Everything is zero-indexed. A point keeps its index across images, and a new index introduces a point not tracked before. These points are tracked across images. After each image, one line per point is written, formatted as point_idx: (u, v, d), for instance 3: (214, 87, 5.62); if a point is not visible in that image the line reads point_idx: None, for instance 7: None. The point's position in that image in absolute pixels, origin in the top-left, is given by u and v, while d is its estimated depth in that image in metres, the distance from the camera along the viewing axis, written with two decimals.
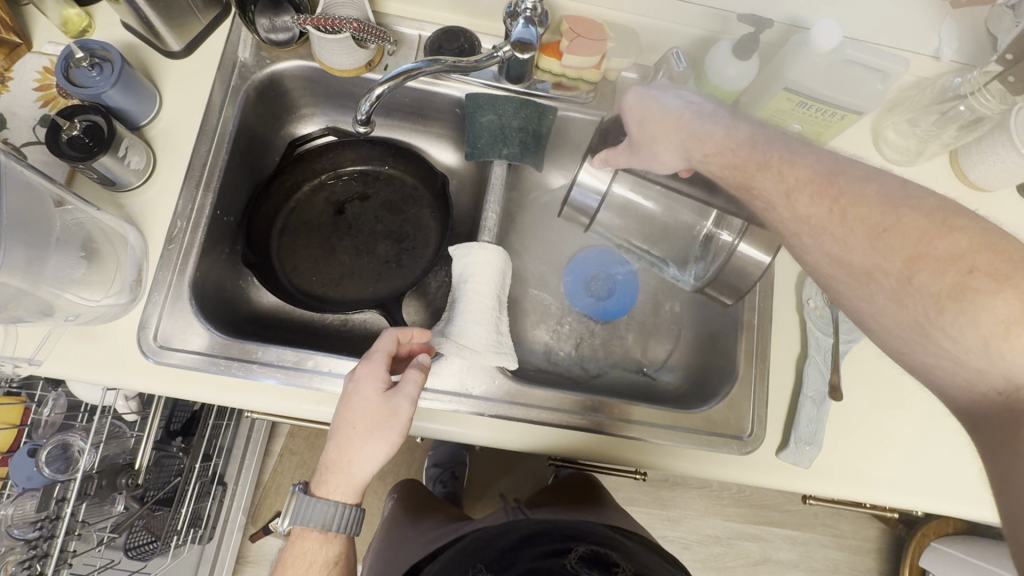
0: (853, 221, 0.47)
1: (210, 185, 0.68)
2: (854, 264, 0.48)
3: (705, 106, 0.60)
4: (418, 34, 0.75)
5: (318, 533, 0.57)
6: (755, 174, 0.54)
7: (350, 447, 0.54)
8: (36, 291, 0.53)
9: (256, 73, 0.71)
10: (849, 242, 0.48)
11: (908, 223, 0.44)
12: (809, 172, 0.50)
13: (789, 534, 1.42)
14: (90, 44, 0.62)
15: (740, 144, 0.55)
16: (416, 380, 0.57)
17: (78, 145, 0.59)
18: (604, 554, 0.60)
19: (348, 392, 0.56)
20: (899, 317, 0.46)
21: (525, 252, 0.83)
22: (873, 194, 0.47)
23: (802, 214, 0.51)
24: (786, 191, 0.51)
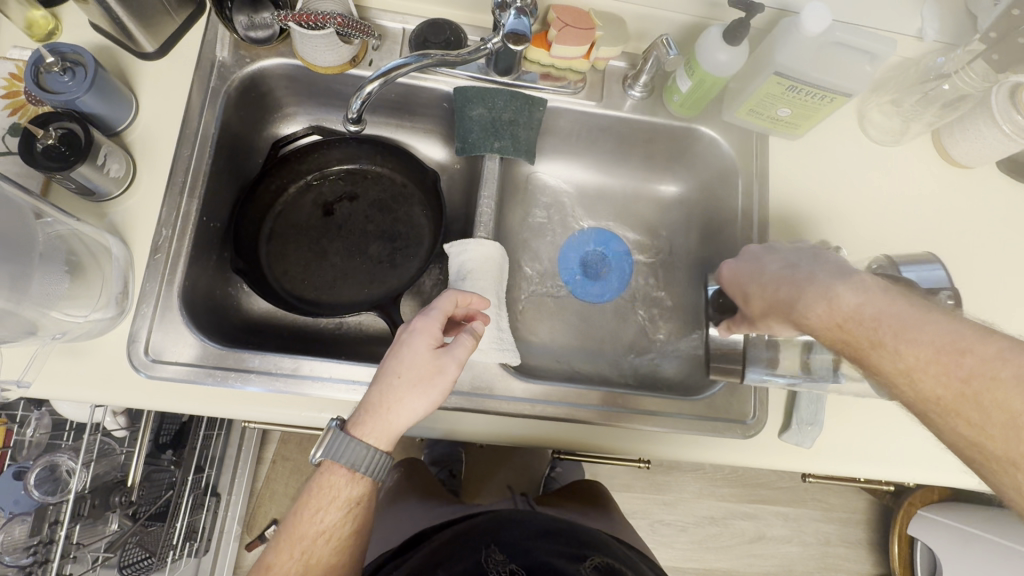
0: (992, 410, 0.39)
1: (194, 191, 0.66)
2: (996, 453, 0.39)
3: (806, 261, 0.55)
4: (401, 27, 0.73)
5: (346, 470, 0.55)
6: (867, 348, 0.46)
7: (394, 395, 0.54)
8: (19, 310, 0.51)
9: (236, 73, 0.69)
10: (987, 431, 0.39)
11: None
12: (929, 350, 0.42)
13: (782, 510, 1.45)
14: (60, 47, 0.59)
15: (843, 316, 0.47)
16: (466, 345, 0.57)
17: (53, 155, 0.56)
18: (614, 566, 0.60)
19: (400, 342, 0.56)
20: None
21: (519, 246, 0.82)
22: (1012, 380, 0.38)
23: (926, 396, 0.42)
24: (906, 369, 0.43)
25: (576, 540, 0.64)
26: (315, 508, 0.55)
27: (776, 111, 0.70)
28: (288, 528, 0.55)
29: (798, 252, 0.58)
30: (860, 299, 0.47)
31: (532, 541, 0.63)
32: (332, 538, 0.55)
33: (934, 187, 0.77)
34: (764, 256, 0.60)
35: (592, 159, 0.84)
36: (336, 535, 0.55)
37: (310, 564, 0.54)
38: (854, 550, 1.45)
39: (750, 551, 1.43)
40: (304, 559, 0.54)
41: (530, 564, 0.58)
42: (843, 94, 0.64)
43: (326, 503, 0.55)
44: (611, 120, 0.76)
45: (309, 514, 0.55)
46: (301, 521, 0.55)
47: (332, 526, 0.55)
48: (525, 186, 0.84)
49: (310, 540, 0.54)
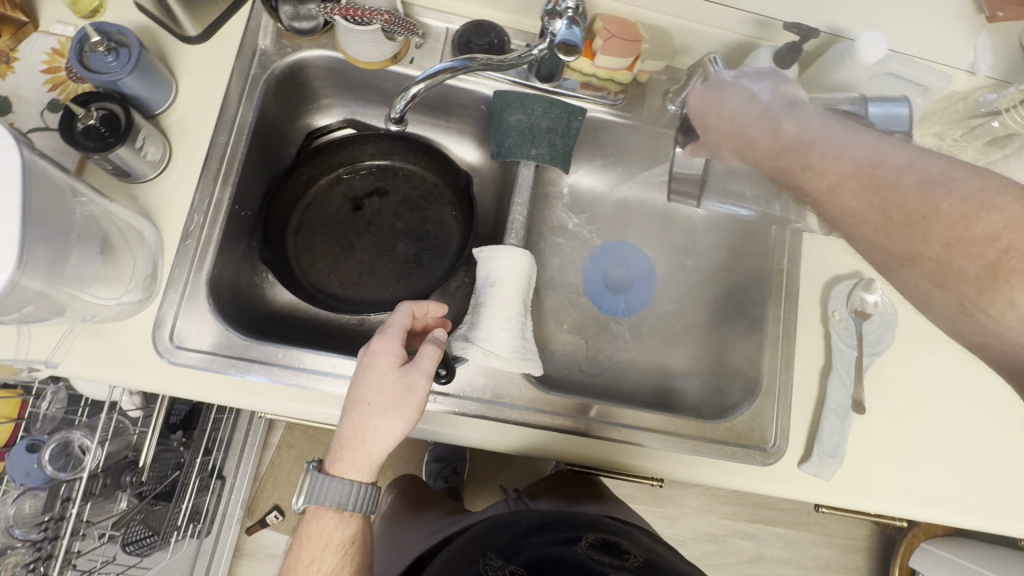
0: (891, 213, 0.44)
1: (228, 178, 0.65)
2: (894, 250, 0.45)
3: (761, 96, 0.59)
4: (445, 27, 0.72)
5: (332, 512, 0.55)
6: (800, 172, 0.52)
7: (366, 422, 0.53)
8: (56, 293, 0.51)
9: (277, 62, 0.68)
10: (890, 233, 0.45)
11: (944, 205, 0.41)
12: (847, 167, 0.48)
13: (783, 532, 1.44)
14: (106, 26, 0.58)
15: (784, 144, 0.54)
16: (432, 355, 0.56)
17: (94, 135, 0.56)
18: (611, 541, 0.63)
19: (362, 367, 0.55)
20: (946, 300, 0.42)
21: (545, 254, 0.81)
22: (912, 183, 0.44)
23: (846, 210, 0.48)
24: (829, 189, 0.49)
25: (571, 523, 0.66)
26: (309, 558, 0.55)
27: None
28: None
29: (758, 80, 0.61)
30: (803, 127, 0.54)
31: (525, 537, 0.63)
32: None
33: None
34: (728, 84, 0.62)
35: (625, 170, 0.83)
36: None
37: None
38: None
39: (748, 571, 1.43)
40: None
41: (528, 557, 0.60)
42: None
43: (319, 549, 0.55)
44: (649, 133, 0.75)
45: (304, 567, 0.54)
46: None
47: (331, 572, 0.55)
48: (555, 193, 0.83)
49: None
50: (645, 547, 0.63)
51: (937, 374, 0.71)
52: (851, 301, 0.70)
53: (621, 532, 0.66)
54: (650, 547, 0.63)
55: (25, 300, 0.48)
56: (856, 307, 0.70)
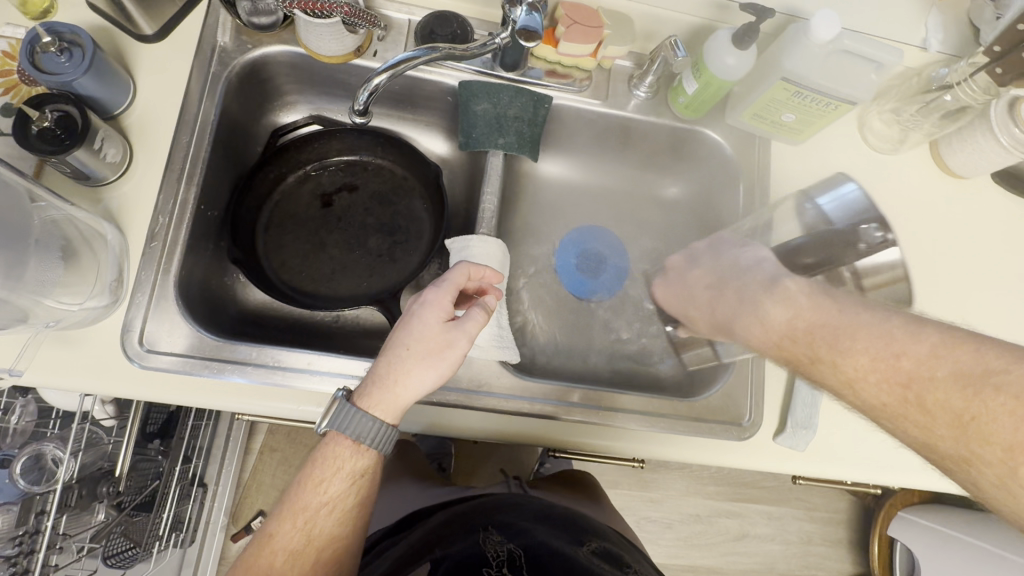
0: (935, 411, 0.42)
1: (192, 178, 0.64)
2: (947, 452, 0.42)
3: (733, 273, 0.64)
4: (407, 18, 0.72)
5: (351, 443, 0.57)
6: (818, 354, 0.51)
7: (404, 367, 0.55)
8: (14, 299, 0.50)
9: (237, 59, 0.67)
10: (937, 432, 0.42)
11: (993, 406, 0.39)
12: (866, 359, 0.47)
13: (765, 509, 1.47)
14: (58, 26, 0.57)
15: (780, 334, 0.55)
16: (477, 320, 0.59)
17: (49, 138, 0.55)
18: (614, 552, 0.63)
19: (411, 315, 0.58)
20: (1010, 505, 0.39)
21: (518, 243, 0.82)
22: (946, 378, 0.42)
23: (875, 402, 0.46)
24: (850, 379, 0.48)
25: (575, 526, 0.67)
26: (320, 478, 0.57)
27: (781, 116, 0.70)
28: (296, 495, 0.57)
29: (722, 255, 0.67)
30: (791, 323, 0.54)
31: (529, 522, 0.65)
32: (335, 509, 0.57)
33: (931, 197, 0.78)
34: (694, 265, 0.70)
35: (594, 159, 0.84)
36: (339, 506, 0.57)
37: (311, 534, 0.56)
38: (835, 549, 1.48)
39: (733, 549, 1.45)
40: (304, 529, 0.55)
41: (528, 540, 0.61)
42: (847, 102, 0.64)
43: (329, 474, 0.57)
44: (616, 120, 0.76)
45: (314, 484, 0.57)
46: (305, 491, 0.56)
47: (337, 496, 0.57)
48: (526, 183, 0.83)
49: (313, 510, 0.56)
50: (644, 564, 0.63)
51: None
52: None
53: (622, 546, 0.66)
54: (640, 560, 0.64)
55: None
56: None
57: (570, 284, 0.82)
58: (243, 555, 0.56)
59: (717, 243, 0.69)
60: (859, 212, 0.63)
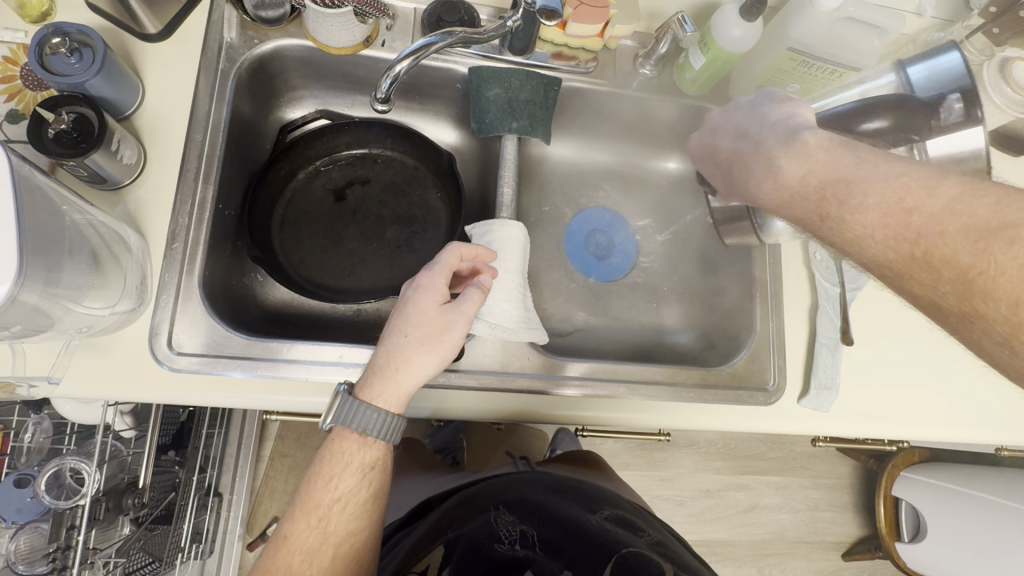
0: (940, 267, 0.42)
1: (209, 177, 0.63)
2: (952, 308, 0.42)
3: (756, 128, 0.58)
4: (413, 7, 0.72)
5: (357, 435, 0.55)
6: (830, 207, 0.49)
7: (403, 355, 0.54)
8: (53, 304, 0.49)
9: (244, 55, 0.66)
10: (942, 289, 0.42)
11: (1003, 260, 0.39)
12: (876, 215, 0.46)
13: (773, 480, 1.50)
14: (66, 26, 0.56)
15: (792, 191, 0.52)
16: (474, 300, 0.58)
17: (66, 141, 0.54)
18: (627, 517, 0.64)
19: (406, 299, 0.57)
20: (1012, 361, 0.40)
21: (533, 227, 0.82)
22: (957, 233, 0.41)
23: (881, 260, 0.46)
24: (858, 237, 0.47)
25: (591, 497, 0.68)
26: (329, 475, 0.55)
27: (786, 86, 0.72)
28: (305, 495, 0.54)
29: (752, 111, 0.60)
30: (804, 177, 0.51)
31: (540, 496, 0.65)
32: (349, 503, 0.55)
33: None
34: (722, 120, 0.63)
35: (601, 140, 0.85)
36: (353, 501, 0.55)
37: (327, 532, 0.54)
38: (839, 513, 1.53)
39: (744, 521, 1.48)
40: (320, 527, 0.53)
41: (541, 518, 0.61)
42: (853, 69, 0.67)
43: (339, 469, 0.55)
44: (623, 98, 0.77)
45: (323, 482, 0.54)
46: (315, 490, 0.54)
47: (349, 492, 0.54)
48: (536, 167, 0.84)
49: (326, 508, 0.54)
50: (657, 527, 0.64)
51: None
52: None
53: (634, 511, 0.67)
54: (655, 525, 0.65)
55: (22, 314, 0.46)
56: None
57: (588, 270, 0.83)
58: (257, 564, 0.54)
59: (759, 100, 0.61)
60: (950, 82, 0.53)
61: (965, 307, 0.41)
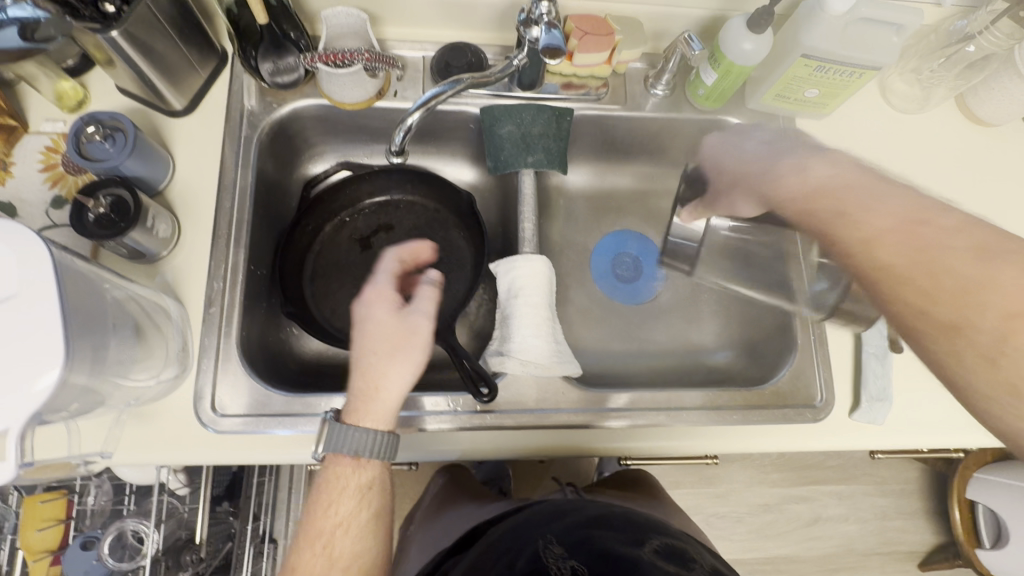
0: (941, 281, 0.45)
1: (239, 241, 0.66)
2: (937, 316, 0.45)
3: (748, 152, 0.65)
4: (422, 56, 0.74)
5: (351, 458, 0.53)
6: (829, 218, 0.53)
7: (378, 367, 0.54)
8: (100, 384, 0.51)
9: (264, 120, 0.69)
10: (932, 304, 0.45)
11: (1002, 279, 0.43)
12: (889, 220, 0.49)
13: (834, 490, 1.44)
14: (98, 115, 0.59)
15: (813, 188, 0.56)
16: (429, 296, 0.59)
17: (106, 223, 0.57)
18: (677, 548, 0.62)
19: (364, 319, 0.58)
20: (982, 380, 0.43)
21: (557, 256, 0.82)
22: (965, 247, 0.45)
23: (879, 264, 0.49)
24: (866, 239, 0.50)
25: (634, 526, 0.66)
26: (327, 502, 0.52)
27: (804, 92, 0.71)
28: (308, 524, 0.52)
29: (739, 138, 0.68)
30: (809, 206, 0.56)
31: (586, 529, 0.64)
32: (351, 527, 0.52)
33: (963, 150, 0.79)
34: (726, 144, 0.68)
35: (619, 164, 0.84)
36: (355, 523, 0.52)
37: (333, 557, 0.51)
38: (911, 521, 1.44)
39: (808, 535, 1.42)
40: (325, 553, 0.50)
41: (590, 551, 0.59)
42: (872, 68, 0.64)
43: (335, 495, 0.52)
44: (637, 121, 0.77)
45: (322, 509, 0.52)
46: (315, 517, 0.52)
47: (350, 516, 0.52)
48: (557, 197, 0.84)
49: (328, 534, 0.51)
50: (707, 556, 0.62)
51: None
52: None
53: (688, 542, 0.65)
54: (706, 555, 0.63)
55: (74, 396, 0.48)
56: None
57: (617, 294, 0.82)
58: None
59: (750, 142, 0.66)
60: None
61: (951, 318, 0.44)
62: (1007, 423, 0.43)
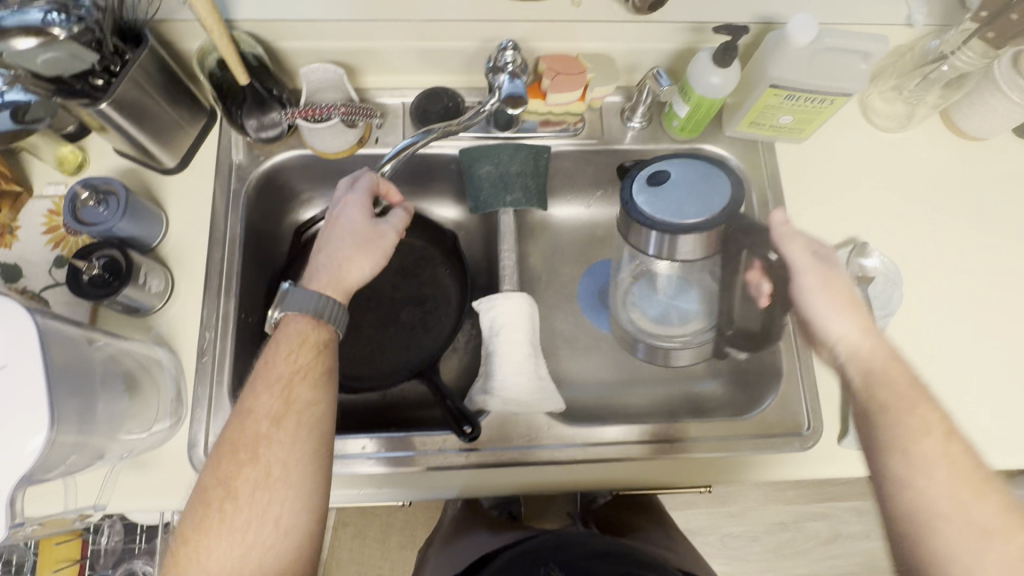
0: (975, 470, 0.48)
1: (229, 291, 0.68)
2: (956, 493, 0.47)
3: (828, 268, 0.59)
4: (401, 102, 0.76)
5: (304, 318, 0.57)
6: (903, 390, 0.52)
7: (346, 255, 0.60)
8: (90, 440, 0.54)
9: (252, 173, 0.72)
10: (958, 486, 0.47)
11: (987, 482, 0.48)
12: (936, 416, 0.51)
13: (854, 506, 1.40)
14: (93, 181, 0.63)
15: (874, 343, 0.55)
16: (402, 216, 0.66)
17: (100, 283, 0.60)
18: None
19: (334, 215, 0.63)
20: (970, 553, 0.45)
21: (544, 288, 0.83)
22: (963, 444, 0.49)
23: (929, 439, 0.49)
24: (921, 422, 0.50)
25: (635, 563, 0.64)
26: (284, 353, 0.55)
27: (778, 119, 0.71)
28: (259, 374, 0.54)
29: (801, 250, 0.61)
30: (869, 341, 0.56)
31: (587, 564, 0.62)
32: (307, 376, 0.54)
33: (950, 166, 0.78)
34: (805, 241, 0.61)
35: (604, 194, 0.85)
36: (311, 374, 0.54)
37: (288, 401, 0.52)
38: None
39: (828, 552, 1.38)
40: (280, 396, 0.52)
41: None
42: (842, 95, 0.64)
43: (295, 345, 0.55)
44: (616, 154, 0.78)
45: (280, 358, 0.54)
46: (271, 366, 0.54)
47: (306, 366, 0.54)
48: (542, 231, 0.85)
49: (283, 377, 0.53)
50: None
51: (954, 321, 0.71)
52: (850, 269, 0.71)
53: None
54: None
55: (63, 454, 0.51)
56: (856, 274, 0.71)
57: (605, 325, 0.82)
58: (220, 444, 0.52)
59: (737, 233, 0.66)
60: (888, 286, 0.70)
61: (962, 504, 0.47)
62: (923, 507, 0.47)
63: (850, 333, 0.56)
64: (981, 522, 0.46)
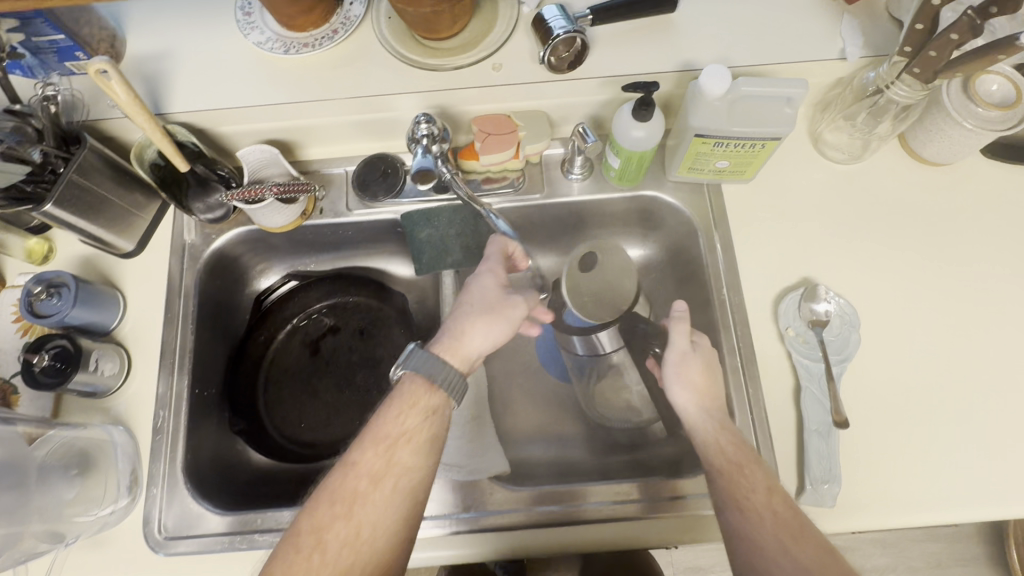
0: (790, 518, 0.51)
1: (183, 367, 0.71)
2: (769, 536, 0.51)
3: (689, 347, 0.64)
4: (344, 171, 0.78)
5: (426, 388, 0.56)
6: (732, 451, 0.56)
7: (469, 323, 0.60)
8: (27, 527, 0.59)
9: (204, 251, 0.75)
10: (774, 532, 0.51)
11: (804, 529, 0.51)
12: (761, 474, 0.55)
13: (876, 537, 1.33)
14: (44, 275, 0.67)
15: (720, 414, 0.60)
16: (532, 297, 0.65)
17: (53, 372, 0.63)
18: None
19: (471, 283, 0.64)
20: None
21: (500, 341, 0.83)
22: (781, 498, 0.53)
23: (752, 494, 0.53)
24: (744, 472, 0.55)
25: None
26: (396, 412, 0.54)
27: (715, 164, 0.69)
28: (370, 428, 0.54)
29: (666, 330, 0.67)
30: (703, 415, 0.60)
31: None
32: (413, 440, 0.53)
33: (911, 195, 0.74)
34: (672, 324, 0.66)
35: (557, 245, 0.85)
36: (415, 438, 0.53)
37: (392, 462, 0.52)
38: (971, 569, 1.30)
39: None
40: (386, 456, 0.52)
41: None
42: (772, 138, 0.62)
43: (406, 406, 0.55)
44: (559, 206, 0.78)
45: (389, 416, 0.54)
46: (383, 422, 0.54)
47: (414, 429, 0.54)
48: None
49: (393, 436, 0.53)
50: None
51: (919, 361, 0.67)
52: (802, 313, 0.68)
53: None
54: None
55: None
56: (809, 318, 0.68)
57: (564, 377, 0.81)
58: (313, 495, 0.51)
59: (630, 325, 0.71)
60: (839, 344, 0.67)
61: (775, 544, 0.50)
62: (755, 546, 0.51)
63: (687, 406, 0.61)
64: (808, 562, 0.48)
